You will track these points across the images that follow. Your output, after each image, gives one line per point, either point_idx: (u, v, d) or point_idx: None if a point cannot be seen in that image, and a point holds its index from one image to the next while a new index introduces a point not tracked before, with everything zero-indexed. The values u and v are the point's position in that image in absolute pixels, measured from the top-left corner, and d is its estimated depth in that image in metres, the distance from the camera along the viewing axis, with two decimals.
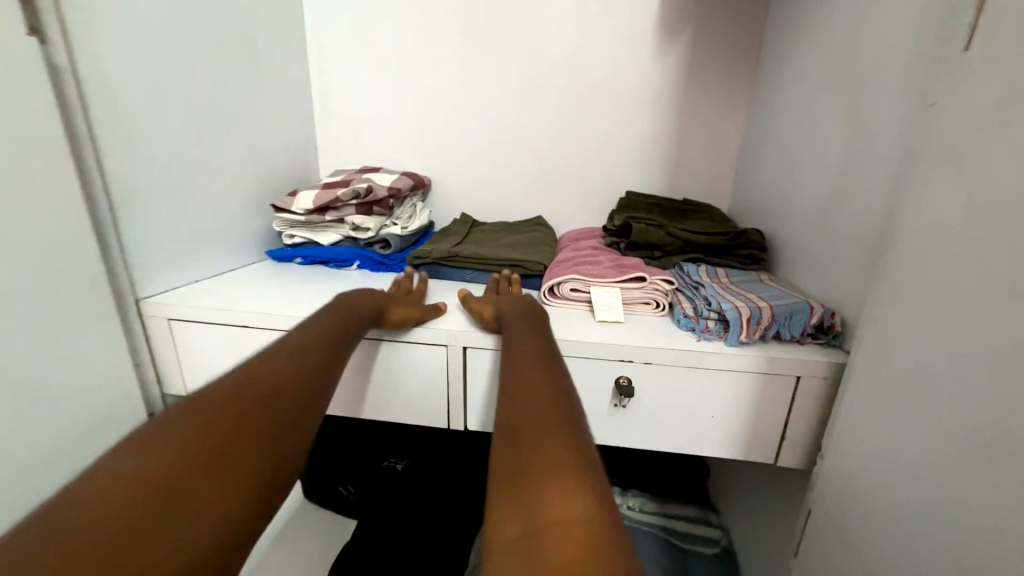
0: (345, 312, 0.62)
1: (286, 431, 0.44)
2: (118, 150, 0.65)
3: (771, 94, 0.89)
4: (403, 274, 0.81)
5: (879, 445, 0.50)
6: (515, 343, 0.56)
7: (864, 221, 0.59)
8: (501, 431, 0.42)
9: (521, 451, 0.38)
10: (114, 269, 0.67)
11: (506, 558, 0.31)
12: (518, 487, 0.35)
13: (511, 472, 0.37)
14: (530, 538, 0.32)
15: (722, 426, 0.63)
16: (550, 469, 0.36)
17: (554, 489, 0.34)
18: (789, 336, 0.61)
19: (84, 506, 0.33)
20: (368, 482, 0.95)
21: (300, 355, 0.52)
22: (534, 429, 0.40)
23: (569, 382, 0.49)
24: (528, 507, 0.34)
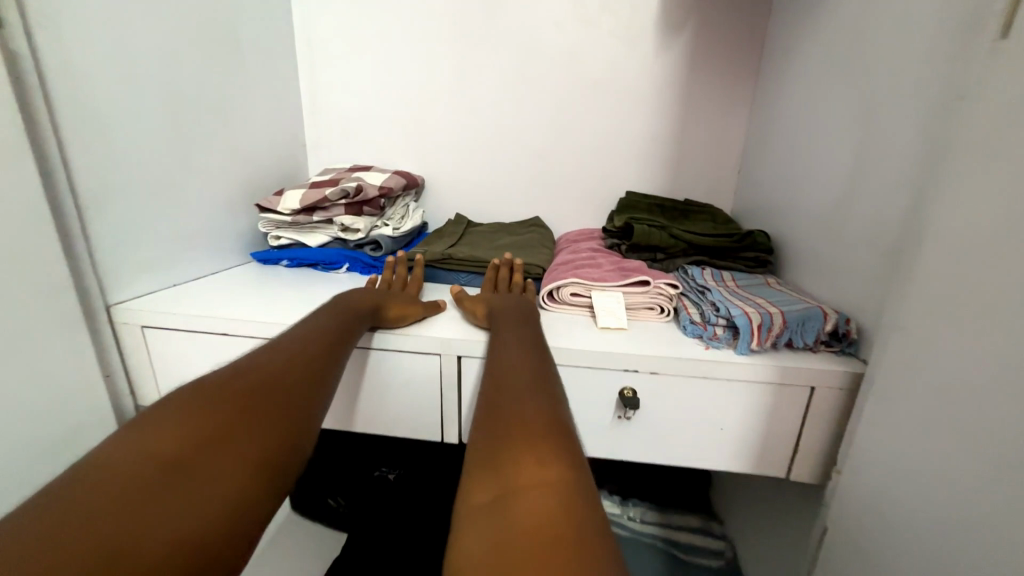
0: (341, 308, 0.63)
1: (283, 411, 0.45)
2: (85, 146, 0.61)
3: (776, 91, 0.86)
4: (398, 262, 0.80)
5: (900, 461, 0.47)
6: (503, 334, 0.58)
7: (881, 222, 0.56)
8: (481, 411, 0.44)
9: (499, 427, 0.41)
10: (82, 273, 0.62)
11: (481, 518, 0.33)
12: (493, 457, 0.38)
13: (488, 444, 0.39)
14: (503, 500, 0.34)
15: (731, 439, 0.60)
16: (525, 440, 0.38)
17: (528, 457, 0.36)
18: (801, 344, 0.58)
19: (76, 473, 0.34)
20: (358, 493, 0.92)
21: (290, 344, 0.53)
22: (513, 407, 0.42)
23: (553, 369, 0.51)
24: (503, 474, 0.36)
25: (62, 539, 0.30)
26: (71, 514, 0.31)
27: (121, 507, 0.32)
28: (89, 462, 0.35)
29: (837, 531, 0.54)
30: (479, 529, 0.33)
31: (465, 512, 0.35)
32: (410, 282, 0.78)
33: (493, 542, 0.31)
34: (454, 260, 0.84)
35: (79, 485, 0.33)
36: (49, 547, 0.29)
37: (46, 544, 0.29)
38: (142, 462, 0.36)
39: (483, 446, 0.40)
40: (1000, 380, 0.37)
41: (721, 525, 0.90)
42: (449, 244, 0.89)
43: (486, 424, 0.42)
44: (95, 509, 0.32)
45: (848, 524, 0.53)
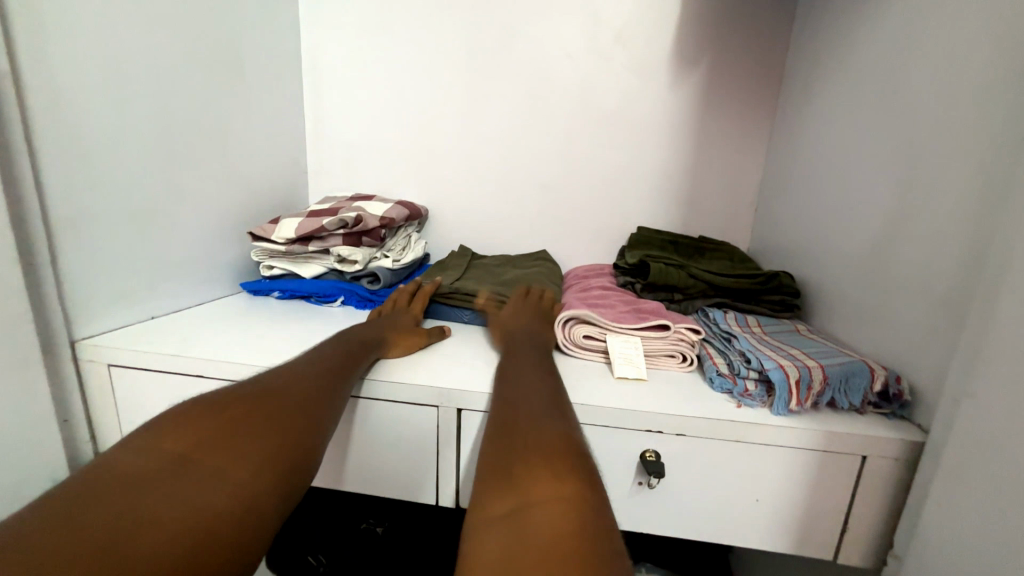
0: (351, 333, 0.62)
1: (290, 421, 0.44)
2: (62, 168, 0.56)
3: (798, 128, 0.83)
4: (406, 288, 0.78)
5: (972, 557, 0.39)
6: (516, 354, 0.58)
7: (932, 268, 0.51)
8: (493, 423, 0.44)
9: (513, 439, 0.40)
10: (48, 305, 0.56)
11: (494, 530, 0.33)
12: (508, 468, 0.37)
13: (500, 456, 0.39)
14: (518, 513, 0.33)
15: (769, 512, 0.52)
16: (541, 453, 0.37)
17: (544, 472, 0.35)
18: (846, 405, 0.52)
19: (81, 476, 0.34)
20: (344, 550, 0.80)
21: (305, 360, 0.54)
22: (523, 420, 0.42)
23: (563, 389, 0.50)
24: (519, 487, 0.35)
25: (58, 538, 0.29)
26: (69, 515, 0.31)
27: (121, 511, 0.32)
28: (96, 464, 0.36)
29: None
30: (492, 541, 0.32)
31: (478, 523, 0.34)
32: (414, 298, 0.76)
33: (507, 555, 0.30)
34: (460, 296, 0.79)
35: (85, 487, 0.33)
36: (48, 542, 0.29)
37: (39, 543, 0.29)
38: (150, 467, 0.36)
39: (496, 458, 0.39)
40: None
41: None
42: (454, 278, 0.84)
43: (499, 435, 0.41)
44: (95, 511, 0.31)
45: None
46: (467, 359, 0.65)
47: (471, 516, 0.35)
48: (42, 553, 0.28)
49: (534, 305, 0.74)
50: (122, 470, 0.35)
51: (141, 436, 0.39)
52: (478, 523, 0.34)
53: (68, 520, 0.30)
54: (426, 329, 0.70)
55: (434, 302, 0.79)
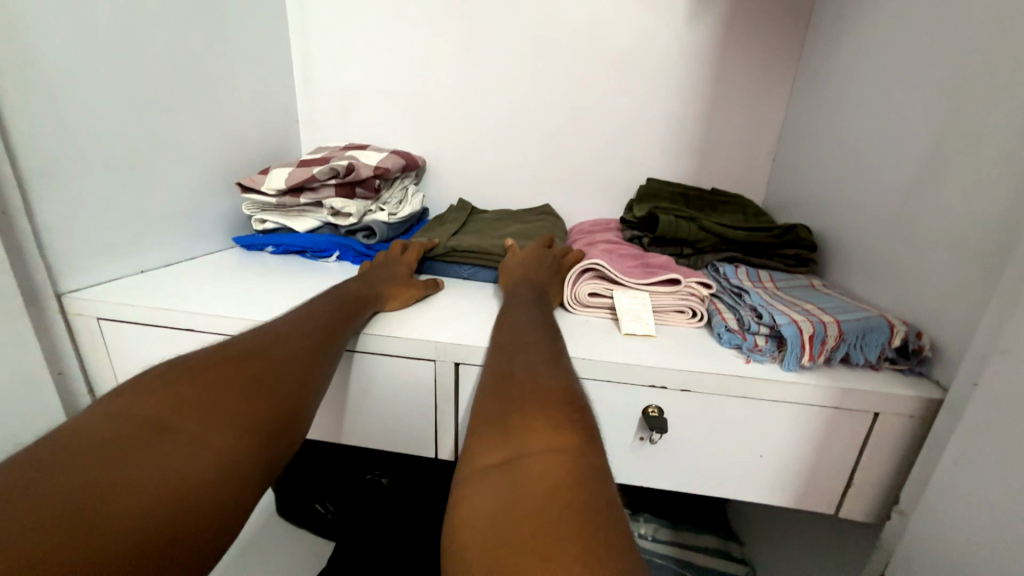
0: (346, 286, 0.60)
1: (276, 377, 0.42)
2: (25, 109, 0.52)
3: (827, 66, 0.75)
4: (399, 245, 0.74)
5: (986, 515, 0.38)
6: (515, 307, 0.55)
7: (969, 216, 0.47)
8: (490, 375, 0.42)
9: (511, 389, 0.38)
10: (28, 257, 0.54)
11: (484, 482, 0.31)
12: (503, 421, 0.35)
13: (493, 408, 0.37)
14: (511, 465, 0.32)
15: (772, 468, 0.51)
16: (538, 405, 0.35)
17: (541, 424, 0.34)
18: (862, 361, 0.49)
19: (59, 434, 0.33)
20: (348, 498, 0.84)
21: (295, 315, 0.52)
22: (522, 371, 0.40)
23: (563, 342, 0.47)
24: (515, 438, 0.33)
25: (31, 495, 0.28)
26: (44, 473, 0.29)
27: (99, 468, 0.30)
28: (78, 418, 0.35)
29: None
30: (482, 494, 0.31)
31: (469, 473, 0.33)
32: (409, 249, 0.73)
33: (501, 507, 0.29)
34: (458, 252, 0.75)
35: (64, 445, 0.32)
36: (19, 499, 0.27)
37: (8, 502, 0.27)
38: (131, 423, 0.34)
39: (492, 409, 0.37)
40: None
41: (741, 546, 0.83)
42: (454, 232, 0.81)
43: (494, 387, 0.39)
44: (70, 469, 0.30)
45: None
46: (465, 314, 0.63)
47: (460, 468, 0.34)
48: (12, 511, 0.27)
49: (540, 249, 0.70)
50: (101, 428, 0.33)
51: (123, 390, 0.38)
52: (471, 472, 0.33)
53: (41, 478, 0.29)
54: (420, 282, 0.68)
55: (432, 260, 0.76)
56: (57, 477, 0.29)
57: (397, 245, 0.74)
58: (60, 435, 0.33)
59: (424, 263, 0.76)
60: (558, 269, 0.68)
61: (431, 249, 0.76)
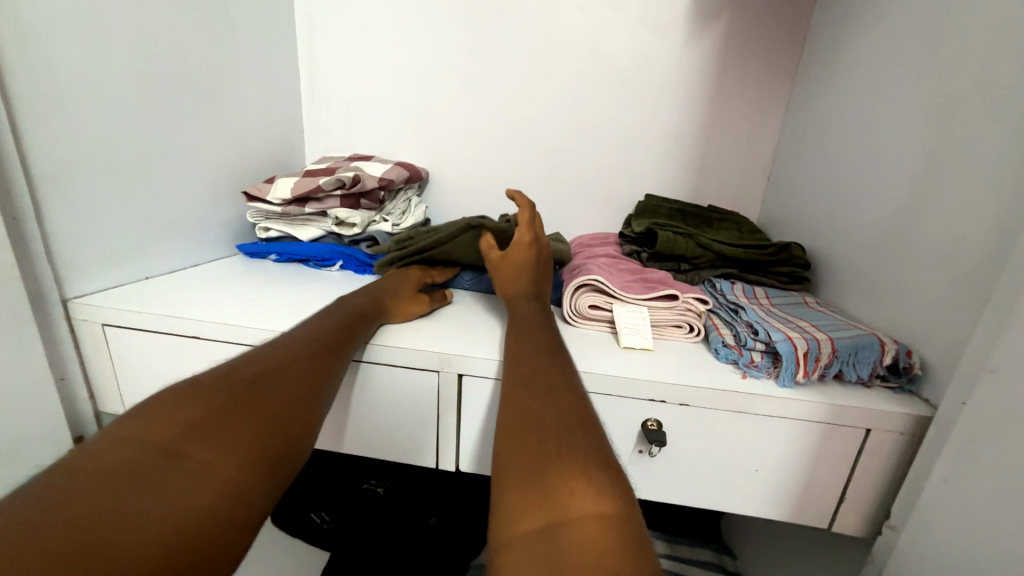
0: (349, 306, 0.58)
1: (290, 416, 0.42)
2: (37, 116, 0.53)
3: (820, 89, 0.78)
4: (404, 278, 0.68)
5: (976, 532, 0.39)
6: (529, 327, 0.55)
7: (959, 241, 0.49)
8: (511, 417, 0.42)
9: (539, 438, 0.38)
10: (35, 264, 0.54)
11: (528, 547, 0.31)
12: (537, 475, 0.35)
13: (527, 459, 0.37)
14: (553, 531, 0.32)
15: (768, 482, 0.52)
16: (575, 458, 0.35)
17: (578, 481, 0.34)
18: (853, 378, 0.51)
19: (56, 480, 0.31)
20: (346, 509, 0.82)
21: (307, 337, 0.51)
22: (547, 417, 0.40)
23: (577, 374, 0.47)
24: (554, 499, 0.33)
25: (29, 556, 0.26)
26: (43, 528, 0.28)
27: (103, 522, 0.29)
28: (97, 453, 0.34)
29: None
30: (526, 562, 0.31)
31: (511, 535, 0.33)
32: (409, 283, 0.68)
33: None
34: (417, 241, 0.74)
35: (79, 484, 0.31)
36: (56, 550, 0.27)
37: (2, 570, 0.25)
38: (148, 464, 0.33)
39: (523, 458, 0.37)
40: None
41: (735, 560, 0.83)
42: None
43: (525, 431, 0.39)
44: (70, 522, 0.29)
45: None
46: (467, 327, 0.64)
47: (500, 524, 0.34)
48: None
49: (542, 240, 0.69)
50: (127, 464, 0.33)
51: (143, 419, 0.37)
52: (510, 537, 0.33)
53: (38, 538, 0.27)
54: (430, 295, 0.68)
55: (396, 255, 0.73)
56: (58, 535, 0.28)
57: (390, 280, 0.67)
58: (56, 479, 0.31)
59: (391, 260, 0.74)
60: (548, 275, 0.67)
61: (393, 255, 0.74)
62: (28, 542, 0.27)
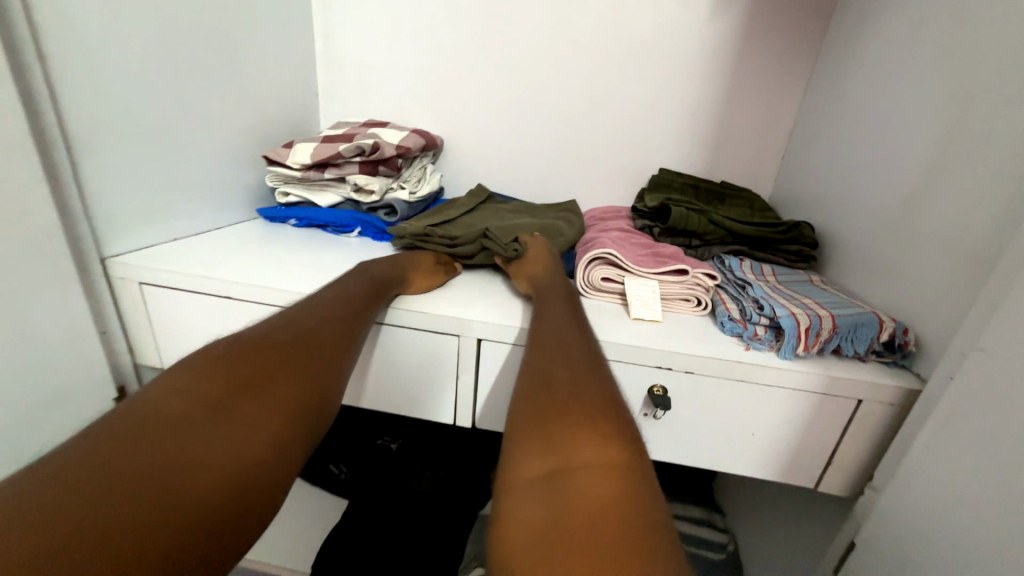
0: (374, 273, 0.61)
1: (314, 375, 0.45)
2: (71, 79, 0.54)
3: (843, 64, 0.77)
4: (421, 262, 0.68)
5: (952, 492, 0.43)
6: (549, 300, 0.58)
7: (964, 225, 0.50)
8: (527, 379, 0.45)
9: (551, 397, 0.41)
10: (75, 223, 0.57)
11: (535, 491, 0.34)
12: (547, 429, 0.38)
13: (539, 416, 0.40)
14: (558, 477, 0.35)
15: (763, 446, 0.56)
16: (582, 416, 0.38)
17: (585, 434, 0.37)
18: (851, 353, 0.54)
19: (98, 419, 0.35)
20: (361, 462, 0.89)
21: (334, 301, 0.54)
22: (559, 381, 0.43)
23: (596, 346, 0.50)
24: (560, 451, 0.36)
25: (67, 480, 0.30)
26: (81, 458, 0.32)
27: (131, 455, 0.32)
28: (148, 399, 0.37)
29: (867, 554, 0.51)
30: (532, 503, 0.34)
31: (518, 482, 0.36)
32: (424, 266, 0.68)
33: (547, 516, 0.32)
34: (434, 239, 0.72)
35: (134, 423, 0.35)
36: (115, 474, 0.31)
37: (43, 491, 0.29)
38: (191, 411, 0.37)
39: (535, 415, 0.40)
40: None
41: (723, 517, 0.90)
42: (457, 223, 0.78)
43: (537, 394, 0.42)
44: (125, 455, 0.32)
45: (887, 552, 0.49)
46: (482, 295, 0.66)
47: (508, 473, 0.37)
48: (43, 501, 0.29)
49: (556, 262, 0.68)
50: (175, 411, 0.37)
51: (190, 372, 0.40)
52: (517, 483, 0.36)
53: (76, 466, 0.31)
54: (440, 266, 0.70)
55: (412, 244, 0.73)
56: (92, 464, 0.31)
57: (406, 262, 0.67)
58: (117, 415, 0.35)
59: (407, 246, 0.74)
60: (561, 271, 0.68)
61: (409, 233, 0.74)
62: (91, 468, 0.31)
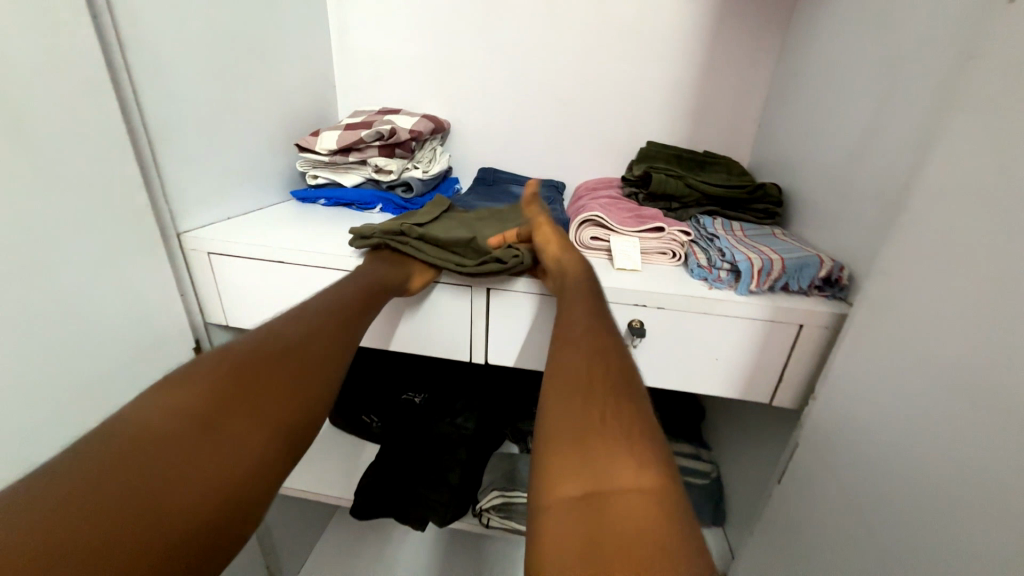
0: (370, 282, 0.64)
1: (319, 401, 0.49)
2: (150, 87, 0.66)
3: (805, 38, 0.86)
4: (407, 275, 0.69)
5: (868, 388, 0.55)
6: (571, 303, 0.59)
7: (887, 177, 0.60)
8: (562, 392, 0.46)
9: (589, 415, 0.42)
10: (157, 203, 0.70)
11: (573, 512, 0.36)
12: (586, 449, 0.39)
13: (576, 434, 0.41)
14: (597, 497, 0.36)
15: (725, 368, 0.68)
16: (618, 436, 0.40)
17: (622, 456, 0.38)
18: (796, 288, 0.65)
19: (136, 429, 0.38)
20: (391, 413, 1.02)
21: (344, 321, 0.56)
22: (593, 397, 0.44)
23: (625, 353, 0.51)
24: (599, 472, 0.37)
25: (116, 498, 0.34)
26: (121, 475, 0.35)
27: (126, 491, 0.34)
28: (200, 424, 0.40)
29: (809, 448, 0.63)
30: (572, 523, 0.35)
31: (557, 498, 0.37)
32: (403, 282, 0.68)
33: (587, 537, 0.34)
34: (409, 243, 0.72)
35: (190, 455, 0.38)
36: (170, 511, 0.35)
37: (84, 514, 0.32)
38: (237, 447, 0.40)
39: (573, 432, 0.41)
40: (966, 324, 0.43)
41: (709, 452, 1.01)
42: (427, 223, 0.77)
43: (577, 404, 0.44)
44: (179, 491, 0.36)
45: (823, 443, 0.61)
46: None
47: (547, 488, 0.39)
48: (83, 527, 0.32)
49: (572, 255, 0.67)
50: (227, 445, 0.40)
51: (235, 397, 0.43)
52: (556, 501, 0.37)
53: (95, 488, 0.34)
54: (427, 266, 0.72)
55: (382, 243, 0.72)
56: (77, 495, 0.33)
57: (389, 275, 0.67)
58: (175, 442, 0.38)
59: (372, 245, 0.72)
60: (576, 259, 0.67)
61: (379, 235, 0.72)
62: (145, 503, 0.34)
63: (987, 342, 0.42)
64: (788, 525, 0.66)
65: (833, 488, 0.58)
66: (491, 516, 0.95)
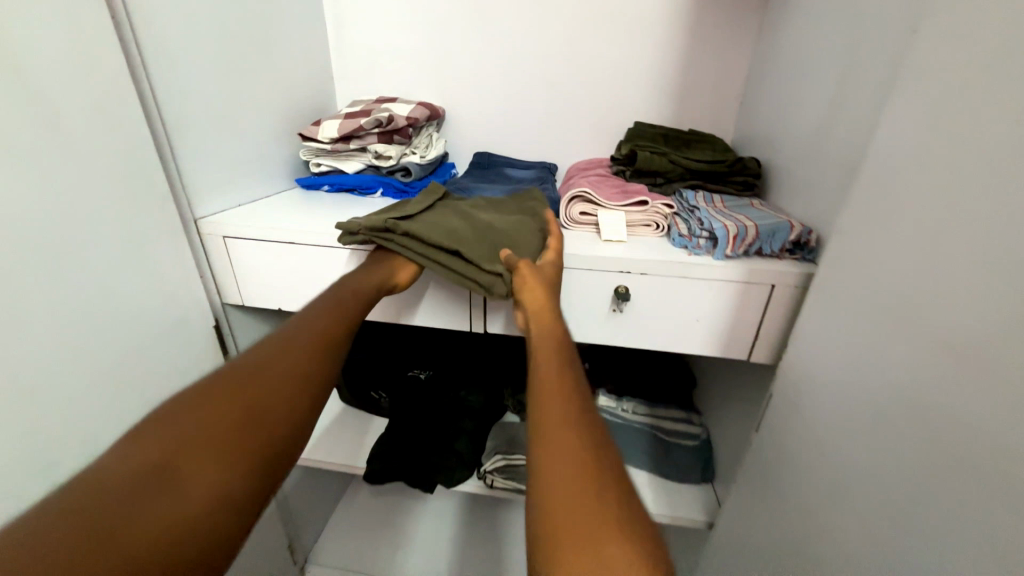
0: (346, 306, 0.61)
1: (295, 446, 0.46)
2: (165, 81, 0.71)
3: (781, 16, 0.89)
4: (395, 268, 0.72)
5: (830, 337, 0.61)
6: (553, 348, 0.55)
7: (850, 144, 0.65)
8: (550, 454, 0.41)
9: (582, 488, 0.38)
10: (175, 190, 0.75)
11: None
12: (582, 530, 0.35)
13: (571, 511, 0.36)
14: None
15: (705, 328, 0.74)
16: (614, 517, 0.36)
17: (623, 543, 0.34)
18: (769, 251, 0.70)
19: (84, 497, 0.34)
20: (398, 389, 1.08)
21: (318, 352, 0.53)
22: (585, 465, 0.40)
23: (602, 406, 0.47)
24: (599, 560, 0.33)
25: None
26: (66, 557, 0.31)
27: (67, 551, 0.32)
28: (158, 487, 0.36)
29: (783, 397, 0.69)
30: None
31: None
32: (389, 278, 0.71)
33: None
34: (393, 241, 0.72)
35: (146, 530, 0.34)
36: None
37: None
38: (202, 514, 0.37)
39: (567, 509, 0.37)
40: (908, 270, 0.49)
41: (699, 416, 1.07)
42: (417, 215, 0.77)
43: (567, 474, 0.39)
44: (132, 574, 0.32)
45: (794, 391, 0.67)
46: None
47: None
48: None
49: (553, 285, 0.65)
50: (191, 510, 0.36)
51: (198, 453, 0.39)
52: None
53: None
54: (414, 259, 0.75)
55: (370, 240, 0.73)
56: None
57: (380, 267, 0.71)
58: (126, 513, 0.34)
59: (360, 240, 0.74)
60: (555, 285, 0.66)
61: (365, 229, 0.73)
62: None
63: (924, 284, 0.47)
64: (765, 468, 0.73)
65: (802, 429, 0.64)
66: (495, 478, 0.98)
